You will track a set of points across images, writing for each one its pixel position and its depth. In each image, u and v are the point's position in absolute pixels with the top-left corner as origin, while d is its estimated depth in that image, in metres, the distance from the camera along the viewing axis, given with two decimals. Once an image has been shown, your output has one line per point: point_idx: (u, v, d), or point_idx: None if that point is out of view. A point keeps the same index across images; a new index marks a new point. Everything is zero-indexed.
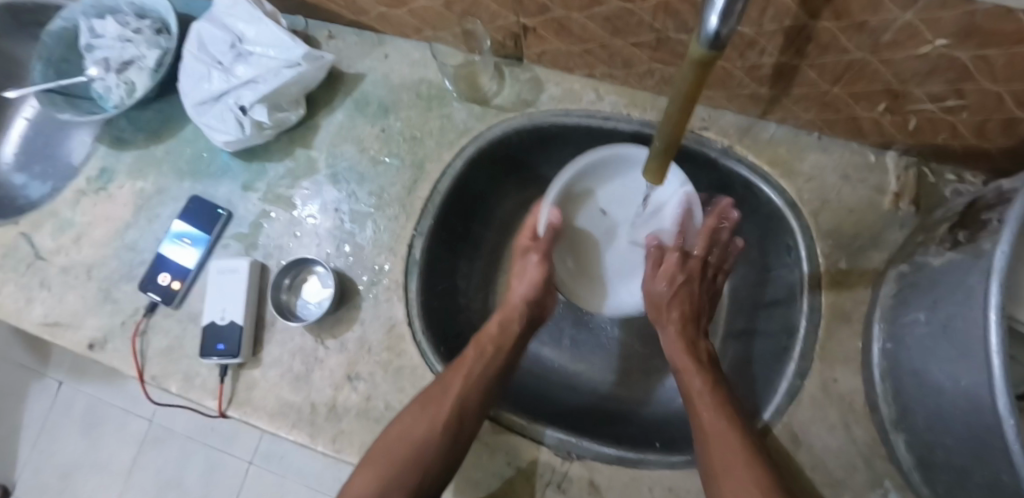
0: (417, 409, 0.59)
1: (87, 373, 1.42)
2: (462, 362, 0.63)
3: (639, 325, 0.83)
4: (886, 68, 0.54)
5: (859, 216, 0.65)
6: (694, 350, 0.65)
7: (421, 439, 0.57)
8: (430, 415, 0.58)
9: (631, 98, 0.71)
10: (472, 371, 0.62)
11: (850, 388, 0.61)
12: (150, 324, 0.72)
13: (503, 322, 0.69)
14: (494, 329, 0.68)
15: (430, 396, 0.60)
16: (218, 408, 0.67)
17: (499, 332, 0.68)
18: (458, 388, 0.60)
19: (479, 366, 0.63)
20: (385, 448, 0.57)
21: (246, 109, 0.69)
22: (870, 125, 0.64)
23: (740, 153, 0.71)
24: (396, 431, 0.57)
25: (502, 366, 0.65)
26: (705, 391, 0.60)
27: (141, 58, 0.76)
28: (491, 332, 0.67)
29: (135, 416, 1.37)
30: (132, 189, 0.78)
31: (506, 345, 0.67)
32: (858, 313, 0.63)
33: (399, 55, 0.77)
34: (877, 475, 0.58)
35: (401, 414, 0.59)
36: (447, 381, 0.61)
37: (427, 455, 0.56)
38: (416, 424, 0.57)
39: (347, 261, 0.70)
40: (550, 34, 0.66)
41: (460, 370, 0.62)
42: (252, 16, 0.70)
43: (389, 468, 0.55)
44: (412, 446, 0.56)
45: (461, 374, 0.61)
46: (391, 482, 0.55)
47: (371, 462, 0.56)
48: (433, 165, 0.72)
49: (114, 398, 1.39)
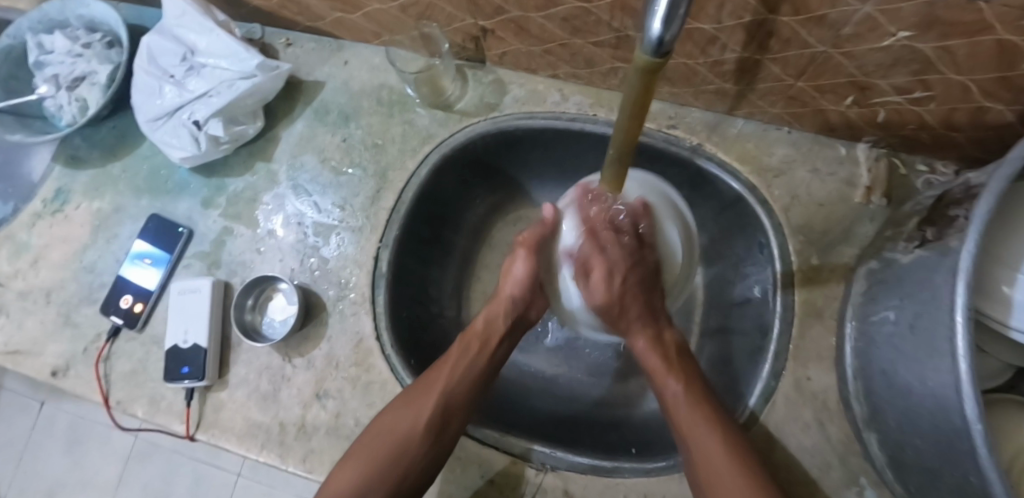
0: (400, 406, 0.58)
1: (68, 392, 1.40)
2: (451, 358, 0.62)
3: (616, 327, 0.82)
4: (849, 61, 0.53)
5: (829, 211, 0.64)
6: (660, 345, 0.62)
7: (405, 437, 0.56)
8: (413, 412, 0.58)
9: (596, 97, 0.70)
10: (456, 367, 0.61)
11: (824, 386, 0.60)
12: (113, 348, 0.70)
13: (493, 318, 0.65)
14: (485, 324, 0.65)
15: (414, 392, 0.59)
16: (185, 431, 0.65)
17: (486, 326, 0.65)
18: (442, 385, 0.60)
19: (468, 360, 0.62)
20: (371, 444, 0.56)
21: (201, 123, 0.67)
22: (838, 118, 0.63)
23: (709, 150, 0.69)
24: (383, 428, 0.57)
25: (490, 360, 0.64)
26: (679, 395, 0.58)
27: (92, 74, 0.74)
28: (478, 328, 0.65)
29: (118, 433, 1.35)
30: (90, 209, 0.76)
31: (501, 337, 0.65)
32: (830, 309, 0.62)
33: (359, 60, 0.75)
34: (852, 473, 0.57)
35: (384, 410, 0.59)
36: (435, 376, 0.60)
37: (407, 453, 0.56)
38: (400, 422, 0.57)
39: (312, 275, 0.68)
40: (510, 36, 0.64)
41: (447, 365, 0.61)
42: (203, 27, 0.69)
43: (374, 463, 0.55)
44: (396, 443, 0.56)
45: (445, 371, 0.61)
46: (374, 478, 0.55)
47: (354, 457, 0.56)
48: (396, 174, 0.70)
49: (96, 416, 1.37)
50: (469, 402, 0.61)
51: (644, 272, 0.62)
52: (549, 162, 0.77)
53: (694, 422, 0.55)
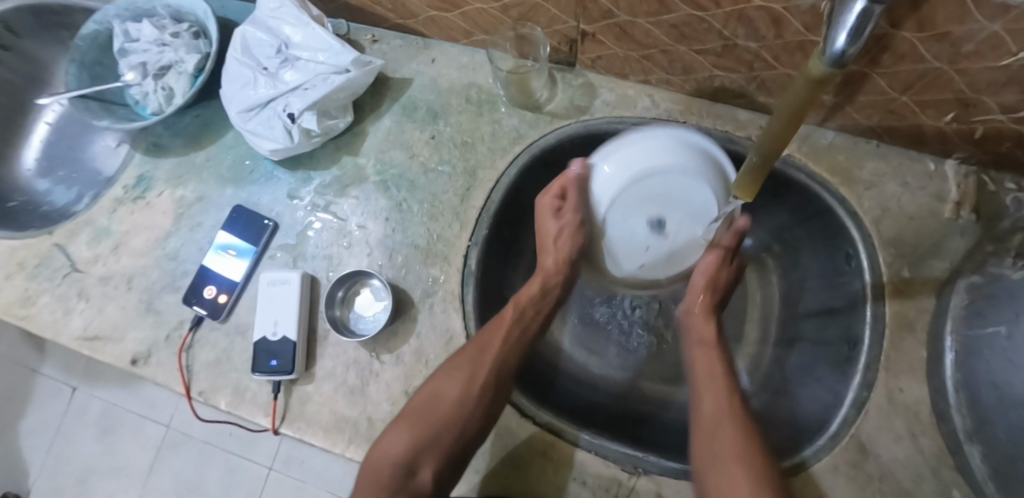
0: (449, 373, 0.59)
1: (102, 380, 1.38)
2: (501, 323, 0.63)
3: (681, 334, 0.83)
4: (961, 78, 0.54)
5: (920, 225, 0.65)
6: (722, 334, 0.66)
7: (454, 403, 0.57)
8: (465, 377, 0.58)
9: (687, 104, 0.70)
10: (511, 333, 0.63)
11: (916, 398, 0.60)
12: (196, 337, 0.70)
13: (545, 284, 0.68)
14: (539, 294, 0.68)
15: (465, 358, 0.60)
16: (270, 424, 0.65)
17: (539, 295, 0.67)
18: (492, 351, 0.61)
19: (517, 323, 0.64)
20: (423, 408, 0.58)
21: (295, 115, 0.67)
22: (934, 133, 0.64)
23: (799, 161, 0.69)
24: (434, 393, 0.58)
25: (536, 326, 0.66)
26: (721, 408, 0.58)
27: (179, 62, 0.74)
28: (530, 295, 0.67)
29: (152, 422, 1.34)
30: (171, 197, 0.76)
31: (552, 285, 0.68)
32: (922, 322, 0.62)
33: (447, 59, 0.75)
34: (944, 485, 0.57)
35: (434, 375, 0.60)
36: (480, 340, 0.61)
37: (458, 418, 0.57)
38: (452, 388, 0.58)
39: (400, 271, 0.68)
40: (610, 40, 0.65)
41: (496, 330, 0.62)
42: (298, 19, 0.68)
43: (426, 426, 0.57)
44: (446, 410, 0.57)
45: (498, 337, 0.62)
46: (424, 442, 0.56)
47: (407, 420, 0.57)
48: (486, 173, 0.71)
49: (131, 405, 1.36)
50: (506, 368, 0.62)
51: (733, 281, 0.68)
52: None
53: (730, 452, 0.53)
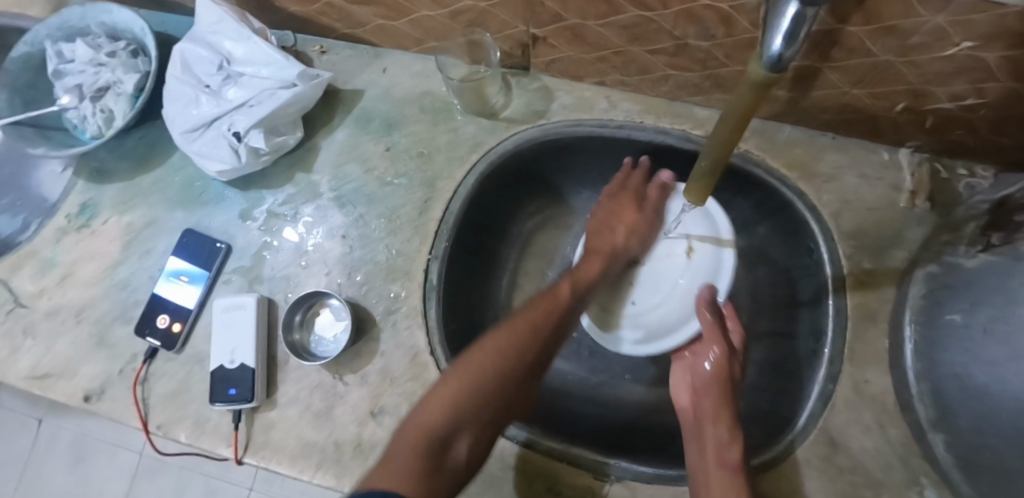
0: (501, 335, 0.55)
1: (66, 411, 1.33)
2: (553, 300, 0.60)
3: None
4: (910, 69, 0.54)
5: (878, 215, 0.65)
6: (721, 418, 0.58)
7: (504, 366, 0.53)
8: (518, 342, 0.55)
9: (645, 104, 0.69)
10: (564, 301, 0.61)
11: (881, 388, 0.61)
12: (151, 369, 0.67)
13: (604, 266, 0.67)
14: (596, 274, 0.66)
15: (519, 325, 0.56)
16: (234, 454, 0.63)
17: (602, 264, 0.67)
18: (546, 323, 0.58)
19: (569, 305, 0.61)
20: (466, 367, 0.52)
21: (242, 134, 0.65)
22: (887, 124, 0.64)
23: (758, 156, 0.69)
24: (483, 351, 0.53)
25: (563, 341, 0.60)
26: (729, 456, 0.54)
27: (118, 83, 0.71)
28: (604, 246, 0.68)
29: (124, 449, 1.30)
30: (119, 223, 0.73)
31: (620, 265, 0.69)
32: (883, 312, 0.63)
33: (399, 67, 0.73)
34: (912, 472, 0.58)
35: (483, 340, 0.55)
36: (531, 314, 0.58)
37: (506, 371, 0.53)
38: (506, 345, 0.54)
39: (361, 290, 0.66)
40: (562, 43, 0.63)
41: (547, 304, 0.59)
42: (240, 34, 0.66)
43: (471, 386, 0.51)
44: (495, 366, 0.52)
45: (552, 306, 0.59)
46: (469, 403, 0.50)
47: (451, 378, 0.51)
48: (444, 184, 0.69)
49: (101, 432, 1.31)
50: (552, 348, 0.58)
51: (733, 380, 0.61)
52: (592, 170, 0.77)
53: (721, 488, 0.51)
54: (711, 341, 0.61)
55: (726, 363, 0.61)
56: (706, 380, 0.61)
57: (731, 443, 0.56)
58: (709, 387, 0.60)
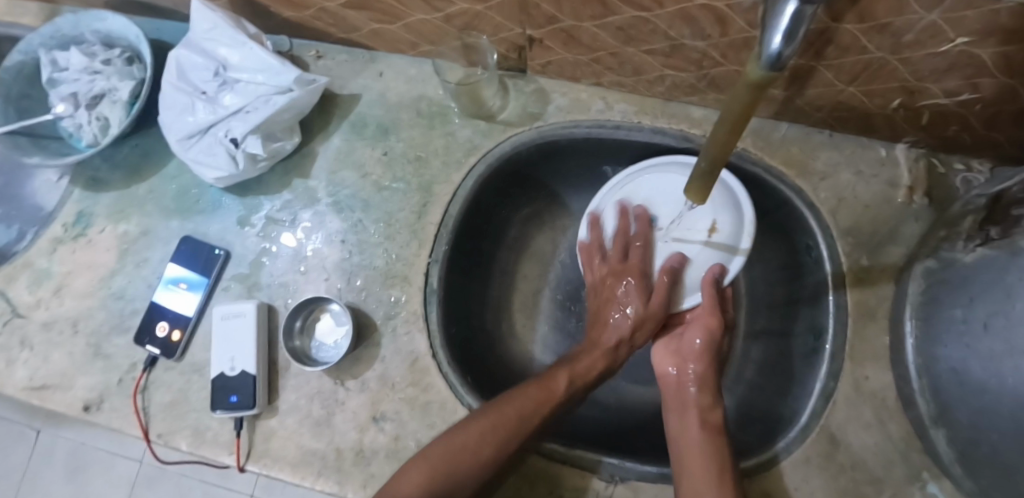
0: (487, 426, 0.54)
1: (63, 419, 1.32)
2: (549, 390, 0.57)
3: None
4: (904, 66, 0.54)
5: (875, 212, 0.66)
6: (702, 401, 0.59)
7: (482, 460, 0.53)
8: (501, 437, 0.53)
9: (641, 105, 0.70)
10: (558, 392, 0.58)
11: (881, 384, 0.61)
12: (150, 378, 0.67)
13: (605, 367, 0.61)
14: (595, 374, 0.60)
15: (506, 417, 0.54)
16: (235, 463, 0.63)
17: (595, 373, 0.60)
18: (535, 413, 0.55)
19: (566, 395, 0.58)
20: (444, 451, 0.52)
21: (238, 140, 0.64)
22: (882, 121, 0.64)
23: (755, 155, 0.69)
24: (464, 442, 0.53)
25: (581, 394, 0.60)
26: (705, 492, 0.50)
27: (112, 91, 0.70)
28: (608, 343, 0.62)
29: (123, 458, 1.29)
30: (115, 232, 0.73)
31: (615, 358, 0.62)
32: (882, 309, 0.63)
33: (395, 72, 0.73)
34: (914, 468, 0.58)
35: (468, 421, 0.55)
36: (522, 402, 0.55)
37: (480, 470, 0.53)
38: (485, 442, 0.53)
39: (360, 295, 0.66)
40: (557, 45, 0.64)
41: (543, 398, 0.56)
42: (235, 40, 0.66)
43: (444, 473, 0.51)
44: (471, 466, 0.52)
45: (543, 399, 0.56)
46: (439, 490, 0.51)
47: (430, 458, 0.52)
48: (441, 188, 0.69)
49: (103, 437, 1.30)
50: (536, 436, 0.57)
51: (717, 352, 0.63)
52: (589, 171, 0.77)
53: None
54: (705, 317, 0.62)
55: (713, 337, 0.62)
56: (687, 352, 0.63)
57: (712, 408, 0.59)
58: (693, 359, 0.62)
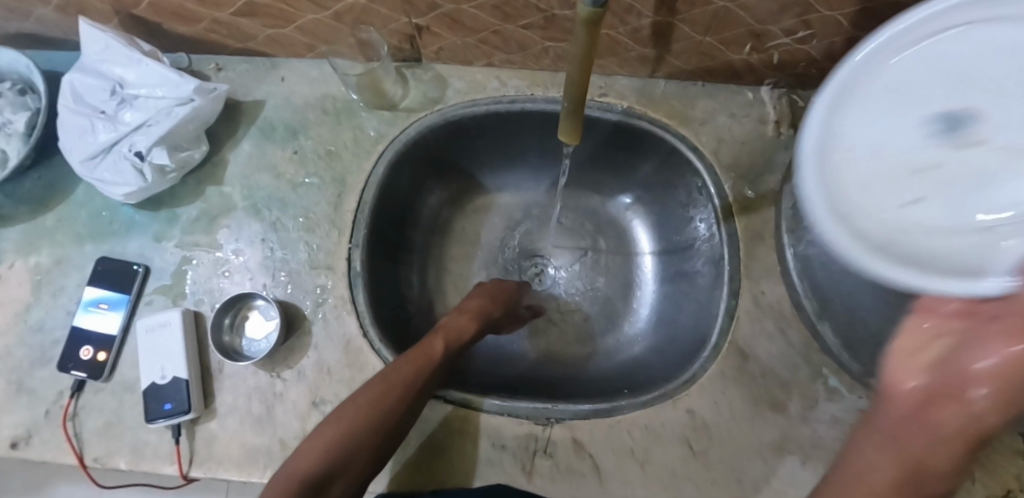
0: (373, 387, 0.57)
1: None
2: (427, 352, 0.61)
3: (566, 281, 0.87)
4: (743, 12, 0.62)
5: (751, 147, 0.73)
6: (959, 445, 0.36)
7: (374, 419, 0.55)
8: (388, 394, 0.56)
9: (532, 79, 0.75)
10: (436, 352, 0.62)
11: (776, 297, 0.67)
12: (80, 404, 0.66)
13: (472, 324, 0.68)
14: (465, 329, 0.67)
15: (388, 378, 0.57)
16: (179, 471, 0.63)
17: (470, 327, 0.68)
18: (417, 373, 0.59)
19: (444, 357, 0.63)
20: (340, 417, 0.55)
21: (144, 153, 0.65)
22: (742, 66, 0.72)
23: (640, 111, 0.76)
24: (355, 403, 0.56)
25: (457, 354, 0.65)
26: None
27: (7, 124, 0.70)
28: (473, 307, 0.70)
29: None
30: (26, 265, 0.71)
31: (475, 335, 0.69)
32: (768, 231, 0.70)
33: (296, 75, 0.76)
34: (815, 366, 0.65)
35: (359, 390, 0.58)
36: (403, 367, 0.59)
37: (378, 429, 0.55)
38: (376, 401, 0.56)
39: (287, 289, 0.68)
40: (444, 30, 0.68)
41: (420, 358, 0.60)
42: (129, 58, 0.67)
43: (340, 439, 0.53)
44: (365, 423, 0.54)
45: (422, 357, 0.60)
46: (338, 452, 0.53)
47: (327, 428, 0.54)
48: (355, 177, 0.72)
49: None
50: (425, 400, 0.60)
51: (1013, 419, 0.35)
52: (496, 147, 0.82)
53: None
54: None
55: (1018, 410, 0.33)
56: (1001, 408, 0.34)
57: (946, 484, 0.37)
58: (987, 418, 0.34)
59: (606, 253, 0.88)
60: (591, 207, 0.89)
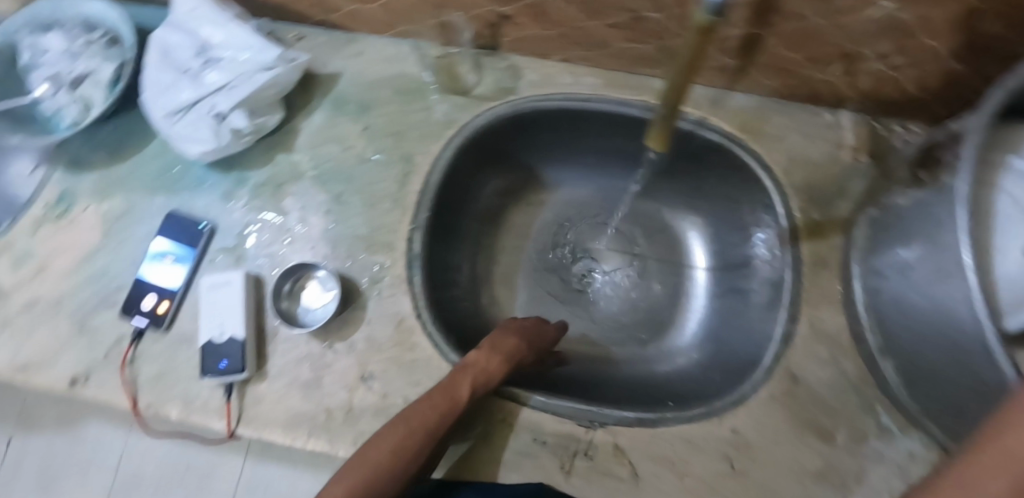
0: (394, 435, 0.54)
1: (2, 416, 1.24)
2: (455, 398, 0.58)
3: (615, 285, 0.86)
4: (840, 32, 0.60)
5: (824, 170, 0.71)
6: None
7: (392, 471, 0.52)
8: (407, 447, 0.54)
9: (606, 78, 0.74)
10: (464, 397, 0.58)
11: (836, 326, 0.66)
12: (138, 351, 0.68)
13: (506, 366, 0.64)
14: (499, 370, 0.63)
15: (409, 428, 0.55)
16: (225, 427, 0.64)
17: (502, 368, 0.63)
18: (439, 420, 0.56)
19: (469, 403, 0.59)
20: (356, 465, 0.52)
21: (224, 114, 0.67)
22: (825, 87, 0.70)
23: (713, 123, 0.74)
24: (374, 451, 0.53)
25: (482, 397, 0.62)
26: None
27: (95, 72, 0.72)
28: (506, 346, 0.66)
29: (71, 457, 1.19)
30: (98, 211, 0.74)
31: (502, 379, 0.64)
32: (834, 258, 0.68)
33: (373, 52, 0.77)
34: (868, 400, 0.63)
35: (378, 434, 0.55)
36: (426, 413, 0.56)
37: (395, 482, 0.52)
38: (394, 453, 0.53)
39: (345, 262, 0.69)
40: (527, 21, 0.68)
41: (445, 403, 0.57)
42: (218, 21, 0.69)
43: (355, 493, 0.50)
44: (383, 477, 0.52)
45: (448, 403, 0.57)
46: None
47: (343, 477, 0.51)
48: (421, 158, 0.72)
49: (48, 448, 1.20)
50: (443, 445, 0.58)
51: None
52: (560, 143, 0.82)
53: None
54: None
55: None
56: None
57: None
58: None
59: (655, 261, 0.87)
60: (647, 213, 0.88)
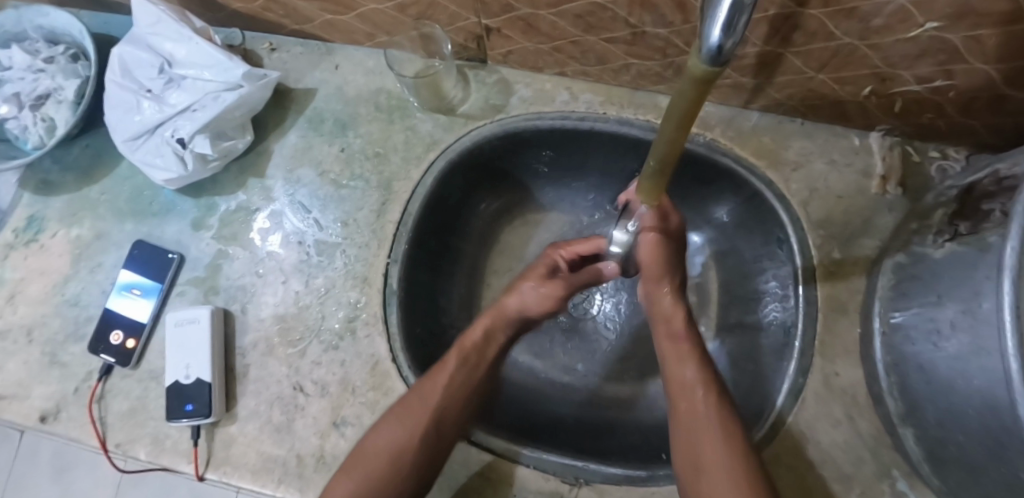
0: (392, 419, 0.54)
1: None
2: (437, 373, 0.57)
3: (618, 317, 0.79)
4: (874, 53, 0.52)
5: (848, 202, 0.64)
6: None
7: (395, 454, 0.52)
8: (409, 422, 0.53)
9: (607, 94, 0.67)
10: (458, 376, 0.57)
11: (851, 380, 0.60)
12: (107, 387, 0.65)
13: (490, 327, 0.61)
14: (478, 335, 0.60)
15: (408, 404, 0.54)
16: (194, 471, 0.61)
17: (482, 339, 0.60)
18: (450, 388, 0.56)
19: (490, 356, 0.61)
20: (365, 458, 0.52)
21: (187, 141, 0.62)
22: (855, 109, 0.62)
23: (724, 146, 0.67)
24: (376, 442, 0.53)
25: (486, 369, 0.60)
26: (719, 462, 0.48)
27: (58, 90, 0.68)
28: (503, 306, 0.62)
29: None
30: (67, 237, 0.70)
31: (490, 352, 0.61)
32: (853, 302, 0.61)
33: (352, 64, 0.71)
34: (884, 464, 0.57)
35: (377, 425, 0.54)
36: (431, 386, 0.56)
37: (404, 461, 0.52)
38: (395, 433, 0.53)
39: (319, 296, 0.65)
40: (517, 34, 0.61)
41: (439, 372, 0.57)
42: (180, 35, 0.63)
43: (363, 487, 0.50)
44: (387, 460, 0.51)
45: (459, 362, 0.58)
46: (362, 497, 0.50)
47: (352, 467, 0.52)
48: (401, 185, 0.67)
49: None
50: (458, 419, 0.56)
51: None
52: (559, 164, 0.75)
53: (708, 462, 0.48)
54: None
55: None
56: None
57: None
58: None
59: None
60: None
